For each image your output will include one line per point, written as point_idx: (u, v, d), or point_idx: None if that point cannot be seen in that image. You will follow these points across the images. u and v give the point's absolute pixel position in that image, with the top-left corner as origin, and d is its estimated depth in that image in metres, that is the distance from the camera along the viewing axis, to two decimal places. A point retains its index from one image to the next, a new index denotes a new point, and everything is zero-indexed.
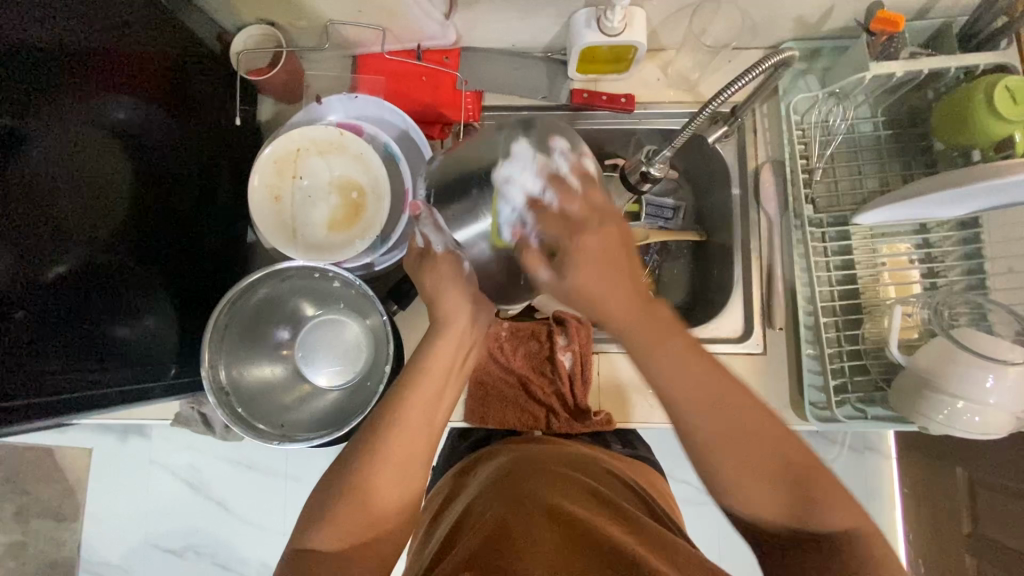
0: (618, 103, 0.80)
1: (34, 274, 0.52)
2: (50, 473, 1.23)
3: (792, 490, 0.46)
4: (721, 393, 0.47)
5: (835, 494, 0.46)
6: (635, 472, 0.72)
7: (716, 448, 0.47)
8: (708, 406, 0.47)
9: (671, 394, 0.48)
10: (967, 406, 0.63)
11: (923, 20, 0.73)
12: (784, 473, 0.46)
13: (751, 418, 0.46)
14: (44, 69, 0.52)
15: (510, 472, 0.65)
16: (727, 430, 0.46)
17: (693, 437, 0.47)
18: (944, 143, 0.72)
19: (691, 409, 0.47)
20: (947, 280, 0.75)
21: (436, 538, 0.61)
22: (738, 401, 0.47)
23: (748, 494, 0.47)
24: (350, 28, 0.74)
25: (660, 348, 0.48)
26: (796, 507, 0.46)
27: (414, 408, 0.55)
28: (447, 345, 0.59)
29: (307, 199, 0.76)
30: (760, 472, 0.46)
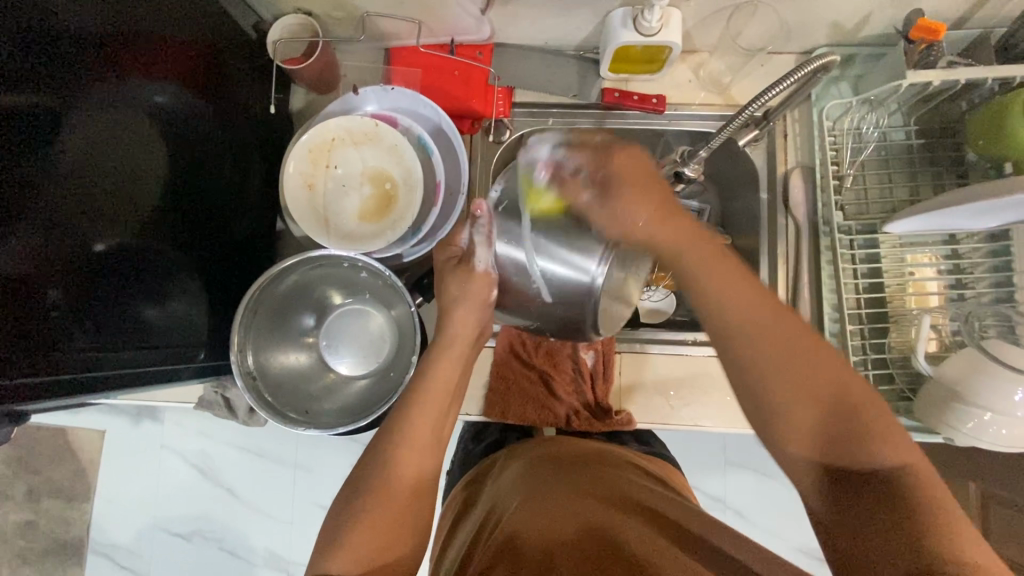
0: (649, 103, 0.80)
1: (68, 253, 0.53)
2: (63, 452, 1.24)
3: (848, 421, 0.47)
4: (766, 319, 0.50)
5: (887, 430, 0.47)
6: (652, 462, 0.74)
7: (763, 363, 0.50)
8: (766, 341, 0.50)
9: (719, 301, 0.51)
10: (994, 418, 0.63)
11: (960, 30, 0.73)
12: (830, 403, 0.48)
13: (801, 343, 0.49)
14: (86, 52, 0.53)
15: (525, 478, 0.64)
16: (773, 350, 0.50)
17: (743, 364, 0.51)
18: (978, 154, 0.72)
19: (738, 324, 0.51)
20: (974, 292, 0.75)
21: (458, 546, 0.62)
22: (796, 338, 0.50)
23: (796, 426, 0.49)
24: (387, 20, 0.74)
25: (723, 281, 0.52)
26: (840, 440, 0.47)
27: (421, 413, 0.61)
28: (448, 364, 0.65)
29: (340, 188, 0.77)
30: (808, 397, 0.48)
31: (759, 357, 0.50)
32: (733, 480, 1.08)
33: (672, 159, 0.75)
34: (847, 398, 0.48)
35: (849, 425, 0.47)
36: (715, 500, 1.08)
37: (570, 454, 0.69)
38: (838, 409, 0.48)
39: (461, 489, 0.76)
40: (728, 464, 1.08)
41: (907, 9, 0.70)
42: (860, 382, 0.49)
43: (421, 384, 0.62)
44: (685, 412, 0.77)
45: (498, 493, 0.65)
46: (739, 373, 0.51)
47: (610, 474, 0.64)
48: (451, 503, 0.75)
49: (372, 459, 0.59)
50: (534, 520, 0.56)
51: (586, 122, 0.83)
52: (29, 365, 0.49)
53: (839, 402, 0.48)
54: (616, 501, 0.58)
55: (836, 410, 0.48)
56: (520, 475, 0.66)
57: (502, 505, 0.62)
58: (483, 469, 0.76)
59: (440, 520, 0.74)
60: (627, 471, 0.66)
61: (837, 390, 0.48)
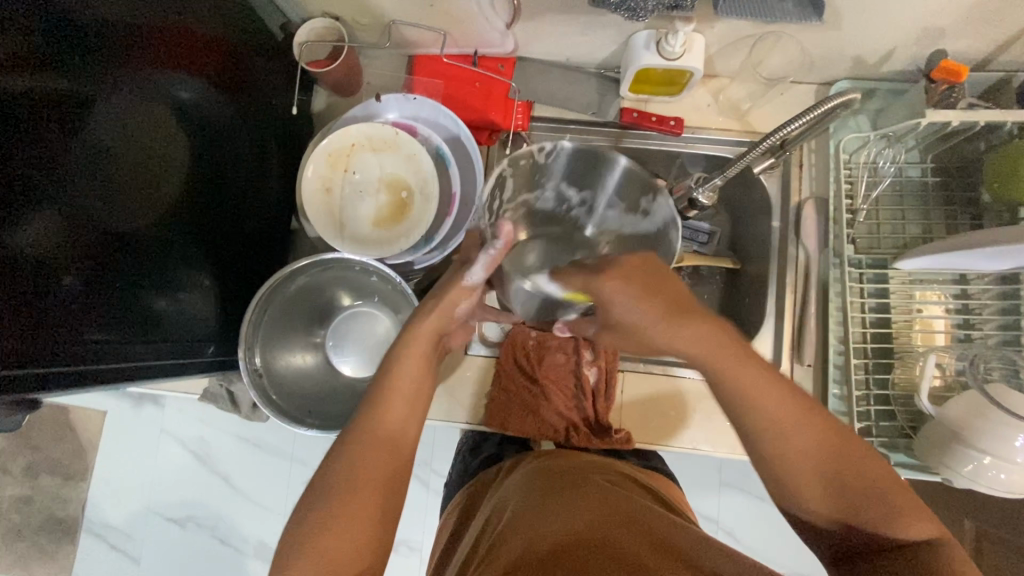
0: (666, 125, 0.81)
1: (85, 241, 0.54)
2: (65, 430, 1.25)
3: (856, 484, 0.49)
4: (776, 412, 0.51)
5: (893, 498, 0.48)
6: (652, 479, 0.74)
7: (773, 444, 0.51)
8: (788, 424, 0.50)
9: (739, 402, 0.51)
10: (993, 463, 0.63)
11: (982, 72, 0.73)
12: (839, 479, 0.49)
13: (803, 432, 0.50)
14: (113, 46, 0.54)
15: (528, 489, 0.65)
16: (778, 436, 0.51)
17: (759, 446, 0.51)
18: (994, 196, 0.72)
19: (747, 418, 0.51)
20: (981, 334, 0.75)
21: (457, 555, 0.62)
22: (813, 428, 0.50)
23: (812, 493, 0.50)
24: (411, 29, 0.75)
25: (747, 381, 0.51)
26: (850, 506, 0.49)
27: (389, 405, 0.59)
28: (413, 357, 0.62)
29: (356, 193, 0.78)
30: (813, 470, 0.50)
31: (771, 445, 0.51)
32: (726, 501, 1.08)
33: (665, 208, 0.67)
34: (859, 468, 0.49)
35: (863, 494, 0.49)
36: (708, 520, 1.08)
37: (566, 466, 0.69)
38: (843, 471, 0.49)
39: (462, 499, 0.77)
40: (722, 485, 1.08)
41: (931, 49, 0.70)
42: (864, 456, 0.50)
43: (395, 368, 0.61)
44: (685, 434, 0.77)
45: (498, 504, 0.66)
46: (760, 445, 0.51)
47: (605, 486, 0.64)
48: (447, 520, 0.75)
49: (353, 437, 0.56)
50: (532, 531, 0.57)
51: (603, 140, 0.83)
52: (42, 351, 0.50)
53: (850, 470, 0.49)
54: (609, 513, 0.58)
55: (846, 479, 0.49)
56: (518, 489, 0.66)
57: (496, 520, 0.62)
58: (480, 485, 0.76)
59: (438, 535, 0.75)
60: (620, 484, 0.66)
61: (849, 463, 0.50)
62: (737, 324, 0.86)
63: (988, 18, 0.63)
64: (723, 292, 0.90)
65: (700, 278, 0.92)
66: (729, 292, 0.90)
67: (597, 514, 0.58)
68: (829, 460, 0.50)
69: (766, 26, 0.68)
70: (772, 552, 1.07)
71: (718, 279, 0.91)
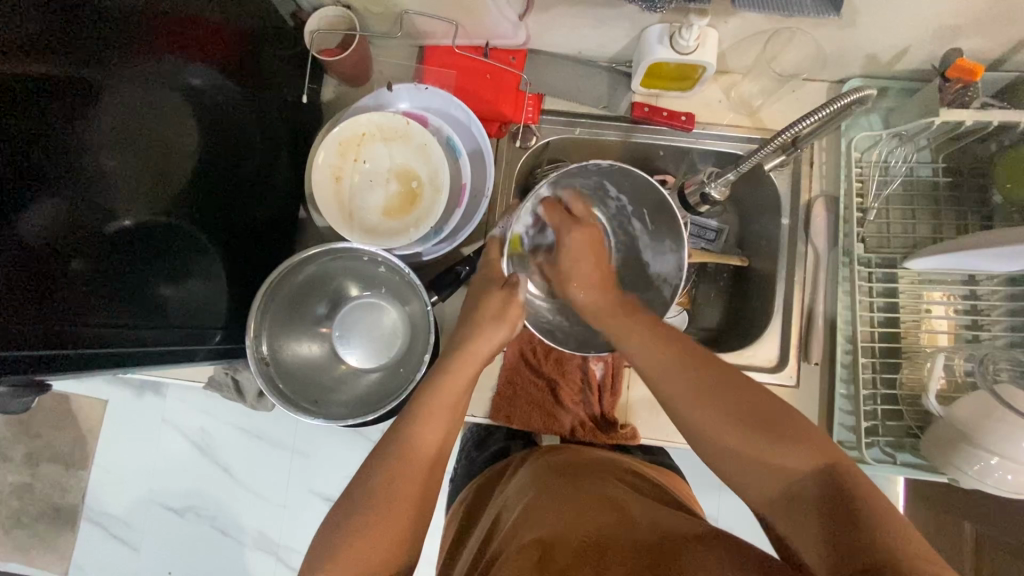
0: (677, 120, 0.80)
1: (94, 226, 0.53)
2: (65, 418, 1.24)
3: (769, 418, 0.52)
4: (678, 361, 0.58)
5: (802, 431, 0.51)
6: (661, 474, 0.75)
7: (680, 396, 0.56)
8: (684, 370, 0.57)
9: (645, 363, 0.61)
10: (1001, 464, 0.62)
11: (996, 71, 0.73)
12: (750, 415, 0.52)
13: (707, 378, 0.56)
14: (122, 27, 0.53)
15: (532, 487, 0.66)
16: (685, 386, 0.56)
17: (670, 402, 0.57)
18: (1006, 197, 0.72)
19: (652, 376, 0.59)
20: (990, 335, 0.74)
21: (467, 549, 0.64)
22: (715, 372, 0.56)
23: (732, 444, 0.52)
24: (423, 18, 0.75)
25: (650, 341, 0.62)
26: (765, 443, 0.51)
27: (428, 423, 0.62)
28: (456, 378, 0.65)
29: (367, 182, 0.78)
30: (722, 411, 0.53)
31: (674, 394, 0.57)
32: (727, 501, 1.07)
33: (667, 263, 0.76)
34: (760, 406, 0.53)
35: (771, 432, 0.51)
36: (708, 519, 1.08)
37: (568, 462, 0.69)
38: (746, 411, 0.53)
39: (468, 492, 0.78)
40: (723, 484, 1.08)
41: (945, 48, 0.70)
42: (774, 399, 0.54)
43: (433, 397, 0.63)
44: None
45: (506, 502, 0.67)
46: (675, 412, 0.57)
47: (612, 483, 0.65)
48: (455, 509, 0.77)
49: (388, 444, 0.60)
50: (523, 525, 0.58)
51: (614, 134, 0.83)
52: (55, 337, 0.50)
53: (749, 404, 0.53)
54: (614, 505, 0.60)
55: (759, 416, 0.52)
56: (525, 487, 0.67)
57: (506, 519, 0.63)
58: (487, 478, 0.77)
59: (445, 526, 0.76)
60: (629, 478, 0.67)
61: (747, 404, 0.53)
62: (744, 321, 0.86)
63: (1004, 18, 0.63)
64: (730, 289, 0.90)
65: (707, 275, 0.91)
66: (736, 290, 0.90)
67: (604, 511, 0.59)
68: (731, 405, 0.53)
69: (780, 23, 0.68)
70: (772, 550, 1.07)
71: (725, 276, 0.91)
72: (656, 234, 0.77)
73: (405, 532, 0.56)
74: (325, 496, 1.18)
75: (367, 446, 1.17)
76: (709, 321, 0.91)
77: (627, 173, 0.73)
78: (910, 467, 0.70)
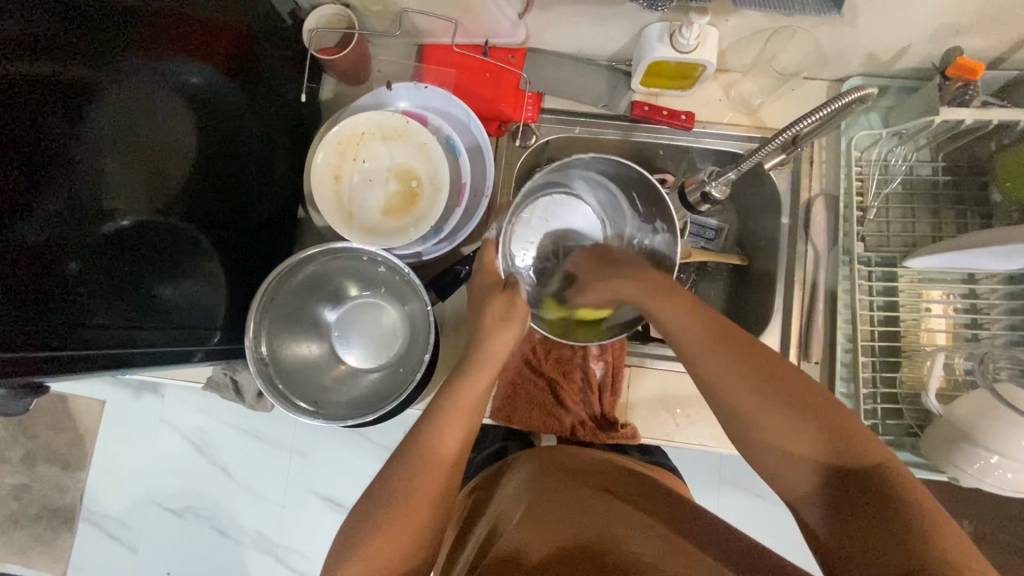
0: (678, 119, 0.80)
1: (90, 227, 0.53)
2: (62, 419, 1.24)
3: (805, 403, 0.51)
4: (714, 336, 0.56)
5: (838, 417, 0.50)
6: (664, 476, 0.75)
7: (714, 373, 0.55)
8: (717, 348, 0.55)
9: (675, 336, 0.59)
10: (1001, 462, 0.62)
11: (997, 70, 0.73)
12: (784, 400, 0.51)
13: (742, 356, 0.54)
14: (120, 26, 0.53)
15: (533, 484, 0.65)
16: (718, 363, 0.55)
17: (703, 377, 0.56)
18: (1005, 195, 0.72)
19: (684, 350, 0.58)
20: (989, 333, 0.75)
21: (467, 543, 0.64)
22: (749, 352, 0.54)
23: (768, 428, 0.51)
24: (423, 17, 0.75)
25: (678, 315, 0.59)
26: (798, 428, 0.50)
27: (446, 427, 0.61)
28: (474, 385, 0.65)
29: (366, 181, 0.78)
30: (755, 393, 0.52)
31: (709, 372, 0.55)
32: (727, 499, 1.07)
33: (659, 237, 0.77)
34: (802, 394, 0.51)
35: (811, 422, 0.50)
36: None
37: (571, 458, 0.69)
38: (787, 398, 0.51)
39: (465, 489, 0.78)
40: (723, 482, 1.08)
41: (945, 46, 0.70)
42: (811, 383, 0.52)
43: (445, 403, 0.63)
44: (691, 429, 0.77)
45: (506, 501, 0.67)
46: (711, 391, 0.55)
47: (615, 484, 0.65)
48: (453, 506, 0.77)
49: (403, 449, 0.60)
50: (536, 530, 0.60)
51: (613, 133, 0.83)
52: (51, 338, 0.50)
53: (782, 386, 0.52)
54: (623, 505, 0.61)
55: (794, 399, 0.51)
56: (526, 486, 0.67)
57: (507, 518, 0.63)
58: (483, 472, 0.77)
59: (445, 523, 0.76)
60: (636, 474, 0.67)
61: (788, 391, 0.52)
62: (744, 320, 0.86)
63: (1004, 17, 0.63)
64: (730, 288, 0.90)
65: (707, 274, 0.91)
66: (736, 289, 0.89)
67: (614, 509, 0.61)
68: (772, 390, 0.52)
69: (781, 21, 0.68)
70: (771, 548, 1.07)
71: (725, 275, 0.91)
72: (647, 214, 0.78)
73: (406, 534, 0.56)
74: (324, 495, 1.18)
75: (366, 446, 1.17)
76: None
77: (602, 159, 0.74)
78: (910, 465, 0.70)
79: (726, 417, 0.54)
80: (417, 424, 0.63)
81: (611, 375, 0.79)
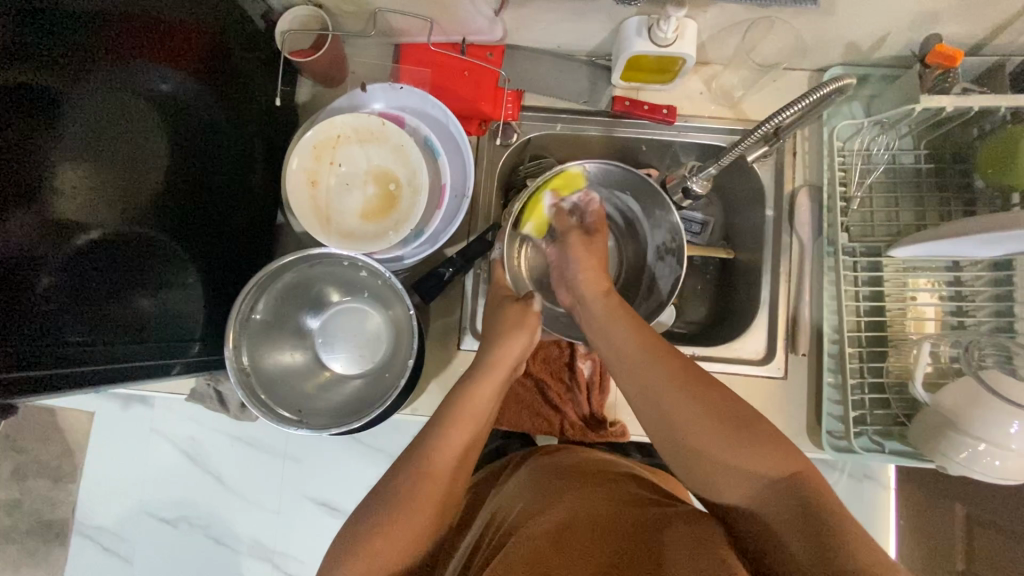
0: (659, 114, 0.79)
1: (59, 240, 0.52)
2: (51, 432, 1.23)
3: (740, 419, 0.54)
4: (655, 353, 0.60)
5: (769, 436, 0.54)
6: (661, 478, 0.75)
7: (653, 384, 0.58)
8: (656, 363, 0.59)
9: (619, 355, 0.62)
10: (988, 449, 0.62)
11: (976, 56, 0.73)
12: (720, 415, 0.54)
13: (679, 371, 0.57)
14: (84, 34, 0.52)
15: (535, 484, 0.66)
16: (658, 380, 0.58)
17: (646, 390, 0.58)
18: (987, 182, 0.71)
19: (628, 367, 0.61)
20: (975, 320, 0.75)
21: (464, 541, 0.65)
22: (683, 369, 0.58)
23: (707, 448, 0.53)
24: (398, 16, 0.73)
25: (628, 335, 0.63)
26: (735, 443, 0.53)
27: (456, 428, 0.62)
28: (484, 389, 0.65)
29: (343, 185, 0.77)
30: (692, 405, 0.55)
31: (647, 383, 0.58)
32: None
33: (663, 233, 0.80)
34: (737, 413, 0.55)
35: (743, 437, 0.53)
36: None
37: (576, 461, 0.69)
38: (727, 414, 0.54)
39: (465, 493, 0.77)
40: None
41: (924, 34, 0.69)
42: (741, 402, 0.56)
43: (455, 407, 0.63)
44: None
45: (504, 499, 0.67)
46: (651, 401, 0.58)
47: (614, 483, 0.64)
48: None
49: (404, 461, 0.59)
50: (539, 516, 0.60)
51: (595, 130, 0.82)
52: (27, 356, 0.49)
53: (717, 402, 0.55)
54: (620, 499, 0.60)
55: (728, 414, 0.54)
56: (524, 485, 0.67)
57: (505, 516, 0.63)
58: (494, 469, 0.78)
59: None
60: (637, 477, 0.67)
61: (726, 409, 0.55)
62: (732, 313, 0.86)
63: (982, 3, 0.63)
64: (717, 282, 0.90)
65: (694, 268, 0.91)
66: (722, 283, 0.89)
67: (616, 505, 0.60)
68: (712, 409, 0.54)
69: (758, 12, 0.67)
70: None
71: (712, 268, 0.90)
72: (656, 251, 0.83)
73: (393, 548, 0.54)
74: (319, 501, 1.17)
75: (359, 450, 1.16)
76: (697, 315, 0.91)
77: (615, 169, 0.78)
78: (898, 454, 0.71)
79: (666, 430, 0.57)
80: (421, 433, 0.62)
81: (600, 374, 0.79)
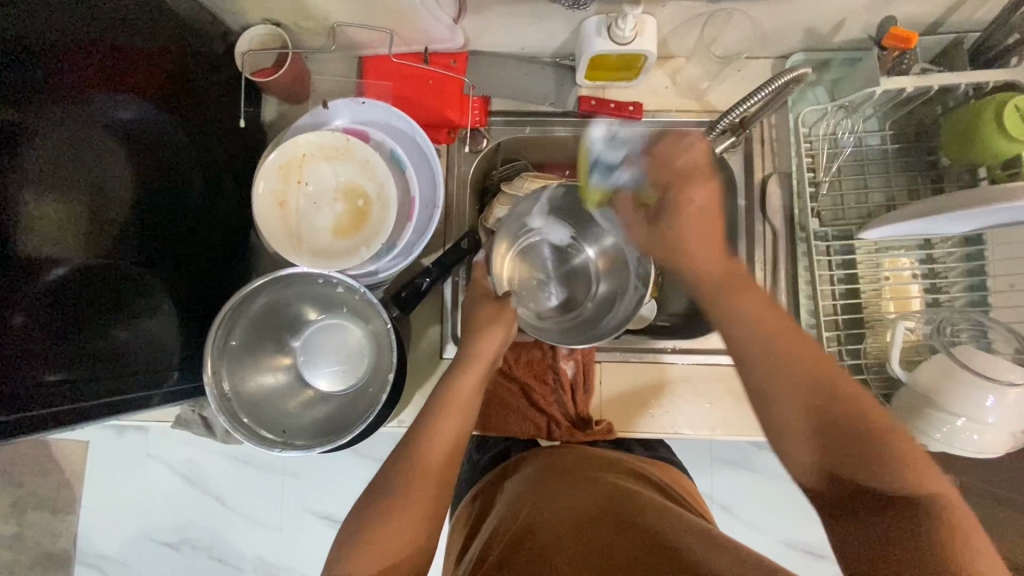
0: (625, 111, 0.79)
1: (30, 279, 0.52)
2: (45, 465, 1.22)
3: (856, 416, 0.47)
4: (772, 334, 0.52)
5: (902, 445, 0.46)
6: (662, 472, 0.76)
7: (763, 371, 0.51)
8: (770, 344, 0.52)
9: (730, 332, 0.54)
10: (965, 423, 0.64)
11: (935, 35, 0.73)
12: (834, 411, 0.48)
13: (792, 358, 0.51)
14: (40, 69, 0.51)
15: (534, 491, 0.66)
16: (769, 364, 0.51)
17: (754, 378, 0.52)
18: (952, 160, 0.72)
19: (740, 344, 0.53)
20: (949, 296, 0.76)
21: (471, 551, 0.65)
22: (798, 352, 0.51)
23: (818, 449, 0.48)
24: (356, 29, 0.73)
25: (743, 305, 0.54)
26: (849, 445, 0.47)
27: (441, 427, 0.62)
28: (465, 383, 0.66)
29: (312, 204, 0.76)
30: (802, 396, 0.49)
31: (756, 371, 0.52)
32: (719, 479, 1.09)
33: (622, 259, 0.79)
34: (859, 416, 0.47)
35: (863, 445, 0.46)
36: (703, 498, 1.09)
37: (573, 463, 0.71)
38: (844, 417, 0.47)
39: (469, 509, 0.77)
40: (714, 462, 1.09)
41: (881, 16, 0.70)
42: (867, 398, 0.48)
43: (437, 407, 0.64)
44: (665, 419, 0.77)
45: (506, 506, 0.67)
46: (757, 399, 0.52)
47: (609, 482, 0.66)
48: (467, 509, 0.78)
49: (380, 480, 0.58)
50: (542, 519, 0.60)
51: (563, 130, 0.82)
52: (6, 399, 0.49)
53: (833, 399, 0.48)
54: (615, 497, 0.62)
55: (845, 413, 0.48)
56: (523, 490, 0.68)
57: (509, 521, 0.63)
58: (494, 481, 0.78)
59: (458, 523, 0.77)
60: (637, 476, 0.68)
61: (837, 405, 0.48)
62: None
63: None
64: None
65: None
66: None
67: (617, 504, 0.61)
68: (819, 406, 0.48)
69: (715, 4, 0.67)
70: (766, 523, 1.09)
71: None
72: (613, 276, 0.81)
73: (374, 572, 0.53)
74: (321, 515, 1.17)
75: (356, 462, 1.17)
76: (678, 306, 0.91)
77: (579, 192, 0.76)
78: None
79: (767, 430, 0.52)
80: (406, 437, 0.62)
81: (578, 371, 0.79)
